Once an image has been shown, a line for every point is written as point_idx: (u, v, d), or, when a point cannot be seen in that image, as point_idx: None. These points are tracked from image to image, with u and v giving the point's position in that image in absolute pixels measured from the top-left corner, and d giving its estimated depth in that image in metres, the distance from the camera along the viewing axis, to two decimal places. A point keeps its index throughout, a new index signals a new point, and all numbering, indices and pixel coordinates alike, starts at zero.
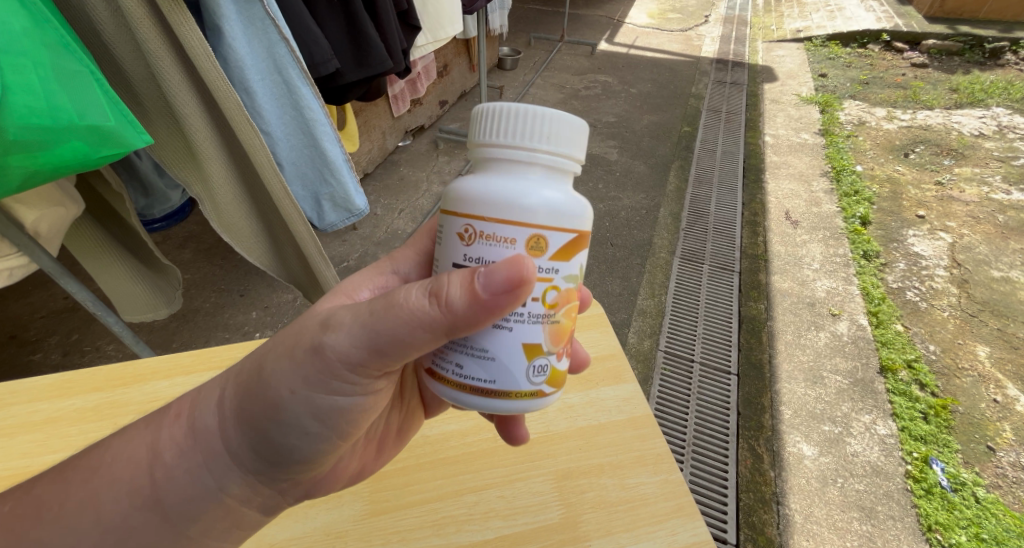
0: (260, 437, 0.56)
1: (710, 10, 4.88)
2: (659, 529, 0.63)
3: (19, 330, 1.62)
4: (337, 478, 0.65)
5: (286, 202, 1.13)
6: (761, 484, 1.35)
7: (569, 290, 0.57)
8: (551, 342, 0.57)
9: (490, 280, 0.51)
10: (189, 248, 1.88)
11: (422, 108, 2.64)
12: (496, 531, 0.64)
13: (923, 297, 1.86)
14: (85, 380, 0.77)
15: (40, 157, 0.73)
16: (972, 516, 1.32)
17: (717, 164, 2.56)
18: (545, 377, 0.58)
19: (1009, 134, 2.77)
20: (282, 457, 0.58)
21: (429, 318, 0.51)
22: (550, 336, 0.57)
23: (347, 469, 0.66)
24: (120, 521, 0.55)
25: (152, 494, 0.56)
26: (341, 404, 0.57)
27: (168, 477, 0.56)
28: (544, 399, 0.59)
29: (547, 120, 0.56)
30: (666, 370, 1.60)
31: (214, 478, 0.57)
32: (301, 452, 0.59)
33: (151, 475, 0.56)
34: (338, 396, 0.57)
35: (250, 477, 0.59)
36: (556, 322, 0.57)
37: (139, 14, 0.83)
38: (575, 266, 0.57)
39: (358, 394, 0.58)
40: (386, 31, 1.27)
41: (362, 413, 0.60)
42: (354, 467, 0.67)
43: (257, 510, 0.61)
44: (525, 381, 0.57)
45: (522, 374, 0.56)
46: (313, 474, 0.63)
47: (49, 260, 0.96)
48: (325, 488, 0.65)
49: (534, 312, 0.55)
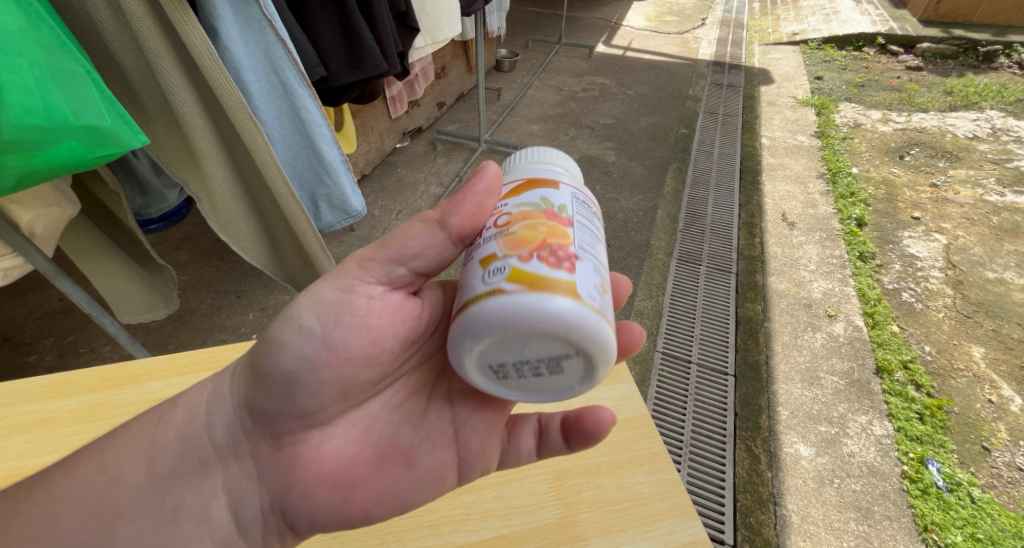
0: (265, 359, 0.61)
1: (706, 12, 4.91)
2: (656, 528, 0.63)
3: (13, 332, 1.61)
4: (318, 462, 0.61)
5: (289, 198, 1.12)
6: (758, 484, 1.35)
7: (524, 210, 0.55)
8: (508, 247, 0.51)
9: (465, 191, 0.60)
10: (186, 249, 1.87)
11: (419, 110, 2.64)
12: (492, 531, 0.64)
13: (918, 299, 1.87)
14: (80, 381, 0.76)
15: (37, 156, 0.73)
16: (967, 516, 1.33)
17: (714, 166, 2.57)
18: (507, 275, 0.49)
19: (1003, 137, 2.79)
20: (275, 384, 0.61)
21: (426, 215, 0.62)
22: (505, 244, 0.52)
23: (331, 458, 0.61)
24: (116, 464, 0.60)
25: (149, 443, 0.61)
26: (343, 301, 0.62)
27: (174, 426, 0.62)
28: (508, 297, 0.48)
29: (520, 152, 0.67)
30: (663, 372, 1.61)
31: (206, 419, 0.63)
32: (288, 368, 0.61)
33: (156, 430, 0.62)
34: (345, 297, 0.62)
35: (237, 434, 0.63)
36: (512, 231, 0.53)
37: (139, 12, 0.82)
38: (531, 198, 0.56)
39: (360, 299, 0.62)
40: (383, 32, 1.26)
41: (357, 328, 0.62)
42: (340, 456, 0.62)
43: (228, 497, 0.61)
44: (480, 283, 0.50)
45: (477, 280, 0.51)
46: (296, 434, 0.62)
47: (44, 261, 0.96)
48: (303, 485, 0.60)
49: (489, 236, 0.55)
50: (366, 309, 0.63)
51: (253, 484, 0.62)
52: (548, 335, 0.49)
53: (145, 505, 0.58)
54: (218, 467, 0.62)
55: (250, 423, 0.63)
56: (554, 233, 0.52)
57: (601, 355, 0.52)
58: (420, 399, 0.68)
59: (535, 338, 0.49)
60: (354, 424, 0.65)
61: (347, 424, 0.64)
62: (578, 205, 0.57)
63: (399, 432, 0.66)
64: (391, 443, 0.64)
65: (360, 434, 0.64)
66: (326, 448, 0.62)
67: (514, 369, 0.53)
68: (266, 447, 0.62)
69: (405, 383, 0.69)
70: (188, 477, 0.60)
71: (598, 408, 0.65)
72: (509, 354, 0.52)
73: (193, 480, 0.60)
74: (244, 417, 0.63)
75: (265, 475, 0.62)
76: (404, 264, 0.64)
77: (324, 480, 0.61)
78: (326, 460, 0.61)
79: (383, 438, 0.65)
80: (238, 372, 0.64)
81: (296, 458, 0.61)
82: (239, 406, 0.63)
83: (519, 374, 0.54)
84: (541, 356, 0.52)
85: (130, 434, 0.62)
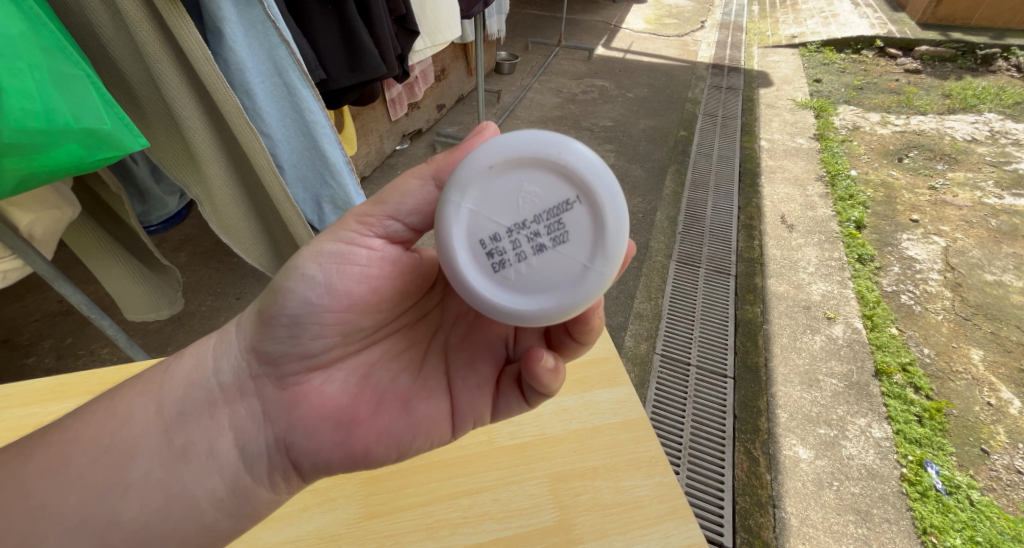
0: (270, 309, 0.63)
1: (706, 15, 4.92)
2: (653, 531, 0.64)
3: (13, 334, 1.61)
4: (320, 399, 0.63)
5: (286, 204, 1.13)
6: (758, 487, 1.35)
7: None
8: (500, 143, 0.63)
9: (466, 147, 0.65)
10: (185, 251, 1.87)
11: (419, 112, 2.65)
12: (490, 534, 0.64)
13: (917, 301, 1.87)
14: (79, 383, 0.76)
15: (37, 160, 0.73)
16: (966, 519, 1.33)
17: (713, 168, 2.57)
18: None
19: (1001, 140, 2.79)
20: (280, 325, 0.62)
21: (421, 167, 0.65)
22: None
23: (332, 398, 0.63)
24: (127, 409, 0.61)
25: (158, 389, 0.62)
26: (345, 252, 0.63)
27: (182, 372, 0.64)
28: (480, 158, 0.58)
29: None
30: (662, 374, 1.61)
31: (215, 363, 0.64)
32: (294, 312, 0.62)
33: (165, 377, 0.63)
34: (345, 247, 0.63)
35: (243, 376, 0.64)
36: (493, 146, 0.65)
37: (138, 16, 0.82)
38: None
39: (359, 250, 0.63)
40: (383, 36, 1.27)
41: (359, 278, 0.63)
42: (338, 395, 0.64)
43: (233, 432, 0.62)
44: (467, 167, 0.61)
45: None
46: (298, 376, 0.63)
47: (44, 264, 0.96)
48: (306, 427, 0.62)
49: None
50: (367, 261, 0.64)
51: (257, 425, 0.63)
52: (539, 177, 0.58)
53: (156, 447, 0.59)
54: (224, 407, 0.62)
55: (255, 365, 0.64)
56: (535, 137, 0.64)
57: (595, 206, 0.59)
58: (417, 353, 0.71)
59: (526, 183, 0.58)
60: (354, 367, 0.66)
61: (347, 368, 0.66)
62: None
63: (397, 379, 0.68)
64: (389, 390, 0.67)
65: (359, 379, 0.66)
66: (327, 389, 0.64)
67: (512, 239, 0.59)
68: (267, 388, 0.63)
69: (403, 336, 0.71)
70: (196, 418, 0.61)
71: (536, 353, 0.64)
72: (506, 217, 0.58)
73: (201, 418, 0.62)
74: (251, 359, 0.64)
75: (269, 413, 0.63)
76: (402, 220, 0.65)
77: (326, 418, 0.63)
78: (326, 400, 0.63)
79: (381, 385, 0.67)
80: (245, 321, 0.66)
81: (299, 398, 0.63)
82: (245, 351, 0.64)
83: (517, 249, 0.59)
84: (538, 215, 0.58)
85: (138, 383, 0.63)
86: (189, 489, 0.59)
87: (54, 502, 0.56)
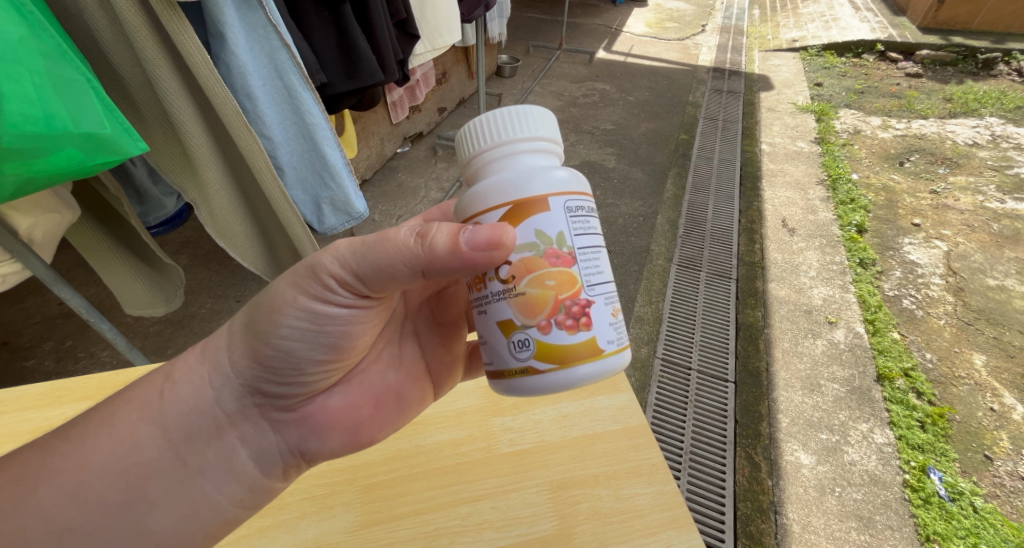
0: (263, 347, 0.62)
1: (707, 19, 4.93)
2: (652, 540, 0.63)
3: (12, 337, 1.60)
4: (326, 413, 0.70)
5: (285, 206, 1.13)
6: (759, 493, 1.34)
7: (526, 261, 0.56)
8: (525, 315, 0.57)
9: (473, 236, 0.56)
10: (186, 254, 1.87)
11: (420, 115, 2.65)
12: (489, 543, 0.64)
13: (919, 305, 1.86)
14: (77, 389, 0.76)
15: (34, 164, 0.72)
16: (970, 526, 1.32)
17: (714, 172, 2.57)
18: (534, 351, 0.57)
19: (1003, 144, 2.79)
20: (274, 360, 0.63)
21: (411, 254, 0.57)
22: (520, 310, 0.57)
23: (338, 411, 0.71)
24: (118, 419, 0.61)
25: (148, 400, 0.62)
26: (336, 314, 0.62)
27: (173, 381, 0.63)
28: (539, 375, 0.57)
29: (524, 113, 0.60)
30: (663, 378, 1.60)
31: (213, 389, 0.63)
32: (297, 363, 0.63)
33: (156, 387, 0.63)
34: (333, 306, 0.62)
35: (246, 400, 0.65)
36: (522, 294, 0.57)
37: (136, 22, 0.82)
38: (526, 236, 0.56)
39: (346, 309, 0.63)
40: (382, 41, 1.26)
41: (348, 331, 0.65)
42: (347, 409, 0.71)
43: (247, 447, 0.65)
44: (511, 357, 0.58)
45: (506, 351, 0.58)
46: (303, 398, 0.68)
47: (42, 267, 0.96)
48: (319, 432, 0.68)
49: (495, 291, 0.58)
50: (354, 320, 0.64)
51: (270, 437, 0.66)
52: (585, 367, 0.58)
53: (170, 469, 0.60)
54: (231, 428, 0.64)
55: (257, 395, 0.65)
56: (563, 286, 0.57)
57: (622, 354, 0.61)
58: (395, 346, 0.81)
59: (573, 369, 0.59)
60: (350, 380, 0.73)
61: (344, 381, 0.73)
62: (571, 222, 0.57)
63: (386, 376, 0.77)
64: (384, 388, 0.76)
65: (357, 388, 0.73)
66: (332, 403, 0.71)
67: None
68: (273, 410, 0.67)
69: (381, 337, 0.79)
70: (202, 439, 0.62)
71: None
72: None
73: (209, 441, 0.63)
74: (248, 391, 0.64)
75: (279, 427, 0.67)
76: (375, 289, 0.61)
77: (337, 425, 0.70)
78: (335, 412, 0.70)
79: (376, 387, 0.75)
80: (233, 336, 0.64)
81: (307, 414, 0.68)
82: (235, 356, 0.63)
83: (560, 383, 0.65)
84: None
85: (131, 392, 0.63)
86: (210, 497, 0.62)
87: (46, 511, 0.56)
